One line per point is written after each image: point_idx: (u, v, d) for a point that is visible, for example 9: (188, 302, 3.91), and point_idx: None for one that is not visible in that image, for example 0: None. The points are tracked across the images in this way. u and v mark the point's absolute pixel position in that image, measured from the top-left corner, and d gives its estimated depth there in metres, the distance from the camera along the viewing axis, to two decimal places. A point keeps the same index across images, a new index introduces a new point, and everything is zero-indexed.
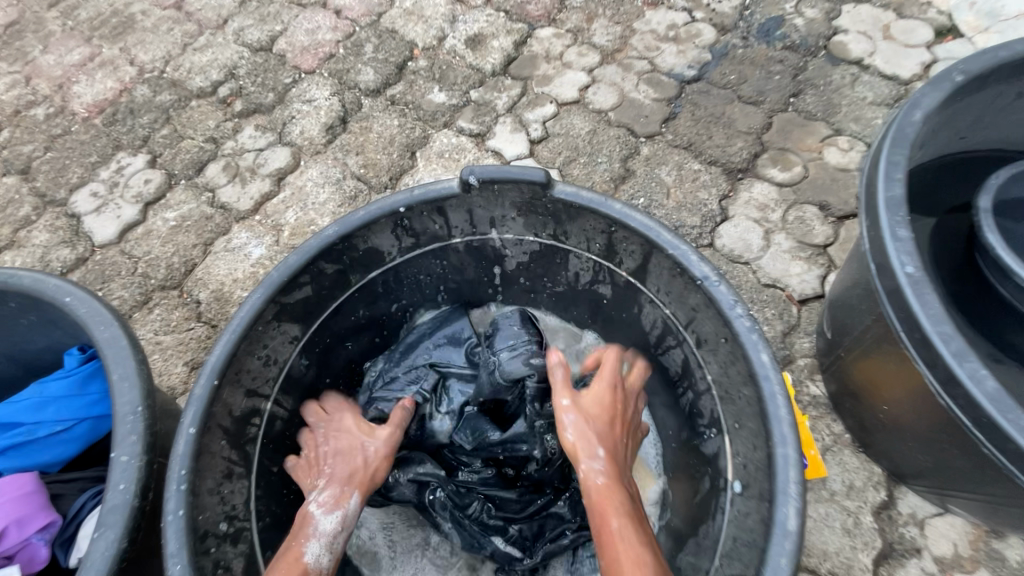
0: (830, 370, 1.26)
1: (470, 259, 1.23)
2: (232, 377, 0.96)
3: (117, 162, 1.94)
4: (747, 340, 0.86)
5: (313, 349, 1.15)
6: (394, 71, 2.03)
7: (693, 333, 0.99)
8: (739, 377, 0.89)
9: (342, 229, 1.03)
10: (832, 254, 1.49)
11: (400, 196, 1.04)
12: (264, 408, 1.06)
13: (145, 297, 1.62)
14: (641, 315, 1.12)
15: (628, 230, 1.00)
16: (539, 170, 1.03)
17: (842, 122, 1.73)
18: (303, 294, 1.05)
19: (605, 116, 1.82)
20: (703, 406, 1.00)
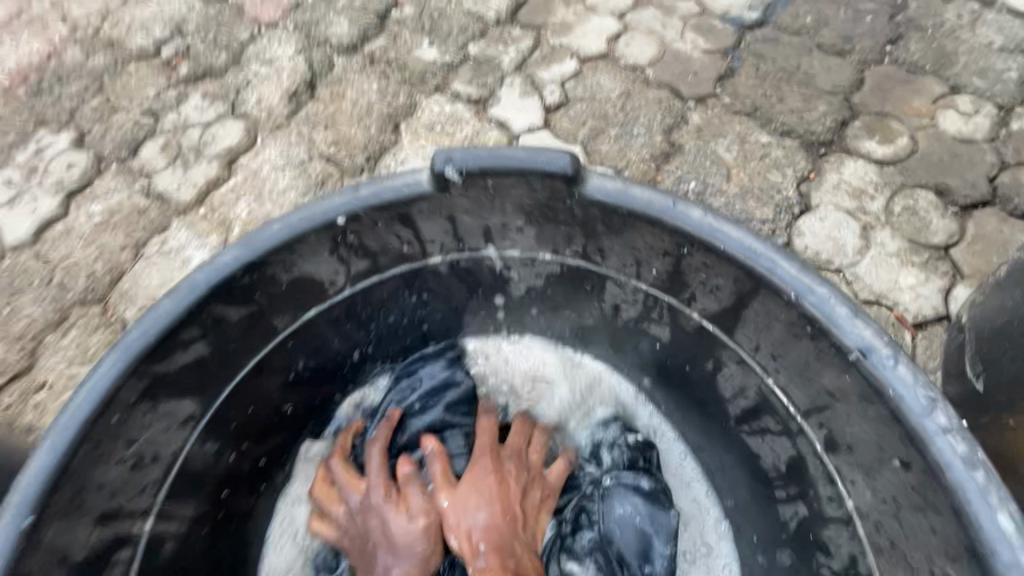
0: (969, 430, 0.92)
1: (455, 283, 1.00)
2: (69, 500, 0.71)
3: (38, 141, 1.59)
4: (942, 448, 0.63)
5: (224, 429, 0.90)
6: (374, 20, 1.62)
7: (821, 424, 0.79)
8: (913, 501, 0.68)
9: (248, 256, 0.79)
10: (956, 258, 1.10)
11: (339, 201, 0.80)
12: (138, 528, 0.81)
13: (60, 315, 1.29)
14: (719, 378, 0.92)
15: (710, 254, 0.77)
16: (564, 157, 0.79)
17: (961, 76, 1.30)
18: (191, 354, 0.81)
19: (641, 74, 1.41)
20: (832, 519, 0.81)
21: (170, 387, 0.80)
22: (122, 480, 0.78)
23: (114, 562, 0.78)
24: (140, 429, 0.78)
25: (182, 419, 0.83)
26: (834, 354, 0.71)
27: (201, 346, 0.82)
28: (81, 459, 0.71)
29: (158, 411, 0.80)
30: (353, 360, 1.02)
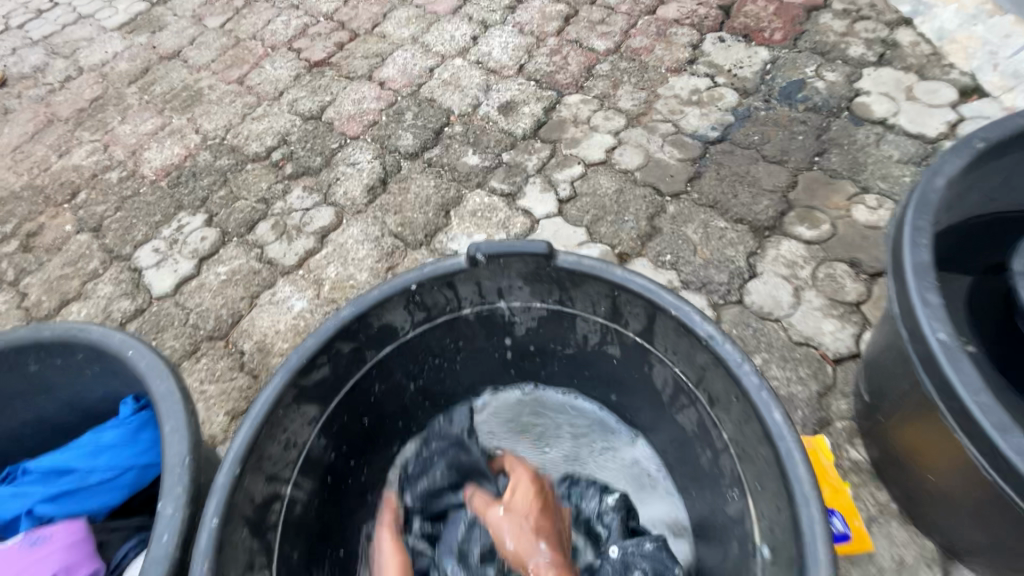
0: (872, 435, 1.22)
1: (481, 329, 1.19)
2: (254, 464, 0.93)
3: (178, 221, 2.12)
4: (757, 398, 0.80)
5: (331, 430, 1.11)
6: (431, 135, 2.18)
7: (705, 391, 0.94)
8: (755, 436, 0.83)
9: (357, 309, 1.03)
10: (865, 312, 1.48)
11: (410, 274, 1.05)
12: (286, 492, 1.01)
13: (194, 347, 1.72)
14: (652, 374, 1.08)
15: (630, 294, 0.98)
16: (541, 242, 1.03)
17: (869, 180, 1.74)
18: (320, 373, 1.04)
19: (631, 176, 1.89)
20: (724, 465, 0.93)
21: (308, 395, 1.03)
22: (280, 455, 0.99)
23: (271, 513, 0.97)
24: (290, 422, 1.00)
25: (310, 418, 1.04)
26: (694, 339, 0.90)
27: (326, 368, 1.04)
28: (263, 435, 0.95)
29: (298, 411, 1.02)
30: (415, 387, 1.23)
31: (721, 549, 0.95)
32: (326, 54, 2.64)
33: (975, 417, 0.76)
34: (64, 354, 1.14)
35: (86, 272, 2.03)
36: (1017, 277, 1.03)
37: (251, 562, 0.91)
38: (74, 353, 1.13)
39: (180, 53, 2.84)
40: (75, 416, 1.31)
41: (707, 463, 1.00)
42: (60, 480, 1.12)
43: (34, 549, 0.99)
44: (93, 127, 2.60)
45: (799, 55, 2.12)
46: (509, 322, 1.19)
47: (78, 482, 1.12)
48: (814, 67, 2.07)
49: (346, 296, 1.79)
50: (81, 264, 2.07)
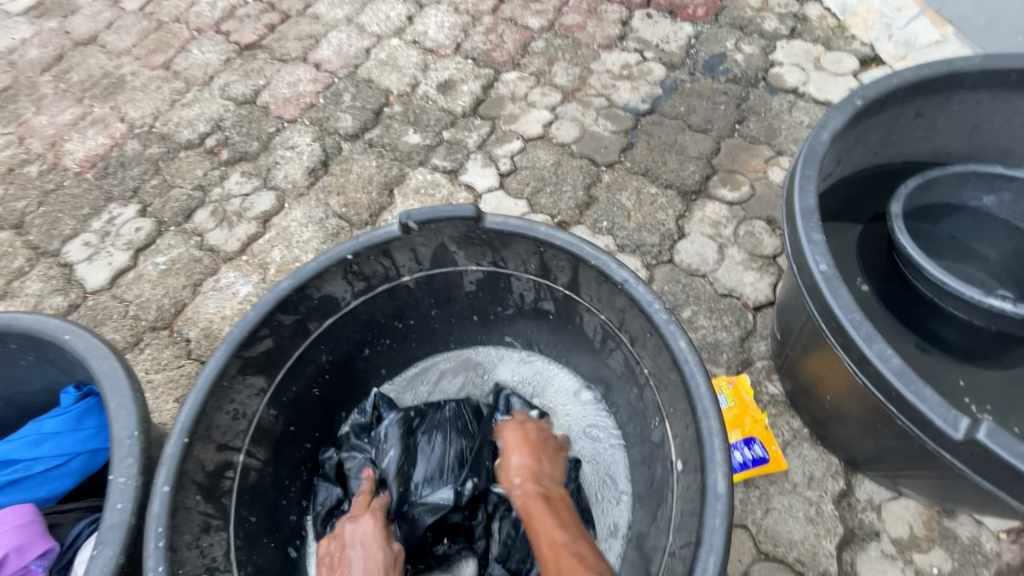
0: (784, 369, 1.37)
1: (424, 294, 1.25)
2: (203, 433, 0.95)
3: (109, 213, 2.04)
4: (666, 332, 0.90)
5: (281, 400, 1.13)
6: (371, 116, 2.18)
7: (627, 333, 1.03)
8: (667, 364, 0.92)
9: (297, 280, 1.06)
10: (780, 263, 1.62)
11: (348, 244, 1.08)
12: (237, 460, 1.03)
13: (137, 338, 1.69)
14: (583, 324, 1.16)
15: (555, 249, 1.05)
16: (470, 206, 1.08)
17: (783, 144, 1.89)
18: (265, 346, 1.06)
19: (568, 149, 1.97)
20: (648, 398, 1.03)
21: (254, 366, 1.05)
22: (229, 425, 1.02)
23: (225, 478, 1.00)
24: (237, 392, 1.03)
25: (258, 389, 1.07)
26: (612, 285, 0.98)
27: (270, 340, 1.07)
28: (210, 406, 0.97)
29: (245, 382, 1.04)
30: (365, 353, 1.27)
31: (649, 473, 1.06)
32: (256, 36, 2.56)
33: (848, 331, 0.88)
34: None
35: (10, 270, 1.94)
36: (894, 220, 1.17)
37: (206, 525, 0.94)
38: (6, 344, 1.13)
39: (96, 38, 2.69)
40: (11, 412, 1.28)
41: (636, 398, 1.10)
42: (4, 471, 1.13)
43: None
44: (5, 119, 2.44)
45: (720, 29, 2.25)
46: (454, 284, 1.24)
47: (23, 471, 1.13)
48: (733, 41, 2.20)
49: None
50: (3, 262, 1.96)
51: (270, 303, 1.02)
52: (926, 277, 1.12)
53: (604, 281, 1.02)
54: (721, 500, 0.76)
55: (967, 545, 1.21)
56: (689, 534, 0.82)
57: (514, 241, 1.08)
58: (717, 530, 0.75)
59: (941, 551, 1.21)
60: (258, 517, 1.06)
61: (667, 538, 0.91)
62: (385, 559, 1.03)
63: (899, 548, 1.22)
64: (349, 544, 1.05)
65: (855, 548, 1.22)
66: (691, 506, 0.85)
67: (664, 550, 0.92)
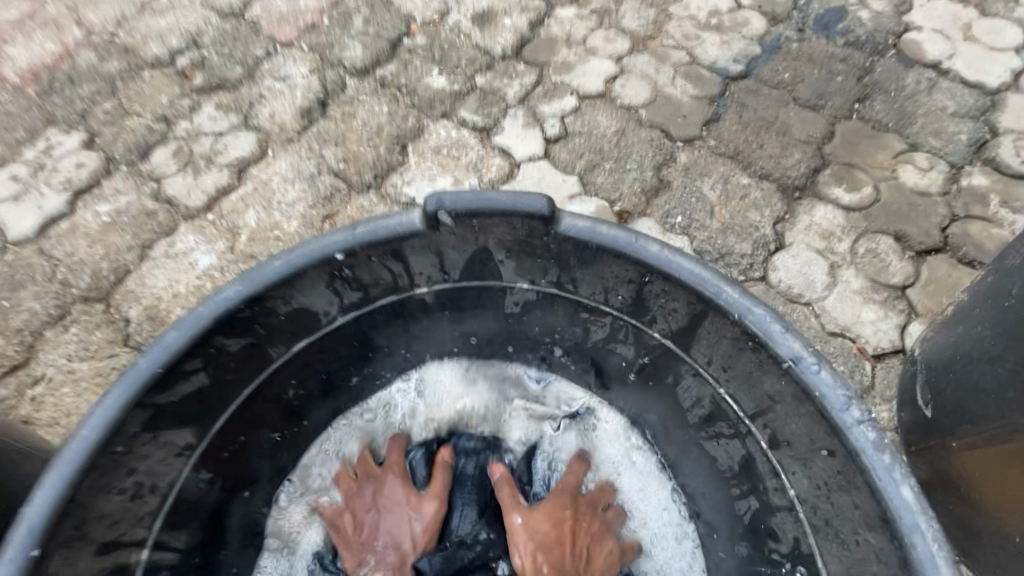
0: (926, 455, 1.00)
1: (445, 309, 0.89)
2: (75, 529, 0.62)
3: (47, 140, 1.62)
4: (874, 463, 0.63)
5: (220, 457, 0.79)
6: (386, 47, 1.71)
7: (767, 428, 0.76)
8: (859, 514, 0.67)
9: (249, 290, 0.69)
10: (912, 298, 1.22)
11: (329, 242, 0.70)
12: (138, 559, 0.72)
13: (62, 311, 1.31)
14: (678, 389, 0.84)
15: (670, 283, 0.71)
16: (539, 198, 0.70)
17: (918, 135, 1.44)
18: (194, 385, 0.71)
19: (635, 114, 1.52)
20: (782, 528, 0.79)
21: (175, 417, 0.71)
22: (126, 507, 0.68)
23: None
24: (141, 459, 0.69)
25: (180, 449, 0.73)
26: (773, 363, 0.69)
27: (203, 376, 0.72)
28: (89, 486, 0.63)
29: (158, 441, 0.70)
30: (352, 383, 0.91)
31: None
32: None
33: None
34: None
35: None
36: None
37: None
38: None
39: None
40: None
41: (745, 509, 0.84)
42: None
43: None
44: None
45: None
46: (491, 302, 0.88)
47: None
48: None
49: (268, 250, 1.39)
50: None
51: (202, 324, 0.66)
52: None
53: (746, 348, 0.70)
54: None
55: None
56: None
57: (601, 261, 0.72)
58: None
59: None
60: None
61: None
62: (415, 524, 0.82)
63: None
64: (370, 507, 0.84)
65: None
66: None
67: None
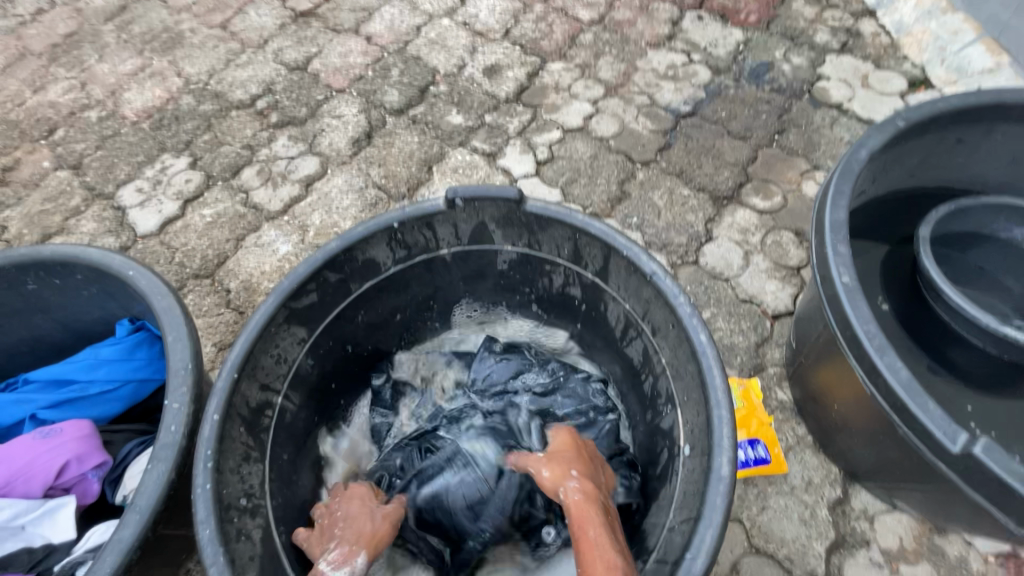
0: (795, 377, 1.41)
1: (458, 269, 1.33)
2: (250, 372, 1.04)
3: (161, 162, 2.14)
4: (688, 324, 0.96)
5: (318, 351, 1.22)
6: (417, 93, 2.23)
7: (649, 322, 1.09)
8: (685, 356, 0.99)
9: (345, 242, 1.13)
10: (804, 275, 1.65)
11: (395, 213, 1.15)
12: (276, 401, 1.11)
13: (181, 283, 1.79)
14: (606, 313, 1.23)
15: (589, 236, 1.12)
16: (512, 189, 1.15)
17: (820, 159, 1.90)
18: (310, 299, 1.14)
19: (606, 143, 2.00)
20: (661, 386, 1.10)
21: (299, 317, 1.13)
22: (272, 368, 1.10)
23: (264, 416, 1.08)
24: (281, 339, 1.11)
25: (300, 338, 1.15)
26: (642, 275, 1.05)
27: (314, 295, 1.15)
28: (257, 348, 1.05)
29: (289, 331, 1.12)
30: (395, 318, 1.36)
31: (654, 459, 1.12)
32: (312, 4, 2.63)
33: (862, 342, 0.92)
34: (62, 275, 1.24)
35: (68, 208, 2.05)
36: (921, 243, 1.19)
37: (246, 454, 1.02)
38: (73, 275, 1.23)
39: None
40: (70, 336, 1.39)
41: (649, 388, 1.16)
42: (62, 389, 1.23)
43: (46, 440, 1.08)
44: (69, 64, 2.56)
45: (770, 38, 2.25)
46: (487, 263, 1.31)
47: (78, 391, 1.23)
48: (782, 51, 2.20)
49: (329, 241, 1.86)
50: (62, 200, 2.08)
51: (317, 259, 1.10)
52: (944, 301, 1.15)
53: (632, 271, 1.09)
54: (723, 482, 0.83)
55: (955, 563, 1.25)
56: (690, 510, 0.89)
57: (550, 226, 1.15)
58: (717, 509, 0.82)
59: (928, 565, 1.25)
60: (291, 455, 1.15)
61: (667, 514, 0.97)
62: (377, 509, 1.02)
63: (887, 558, 1.26)
64: (337, 509, 1.03)
65: (844, 553, 1.27)
66: (695, 488, 0.91)
67: (663, 526, 0.98)
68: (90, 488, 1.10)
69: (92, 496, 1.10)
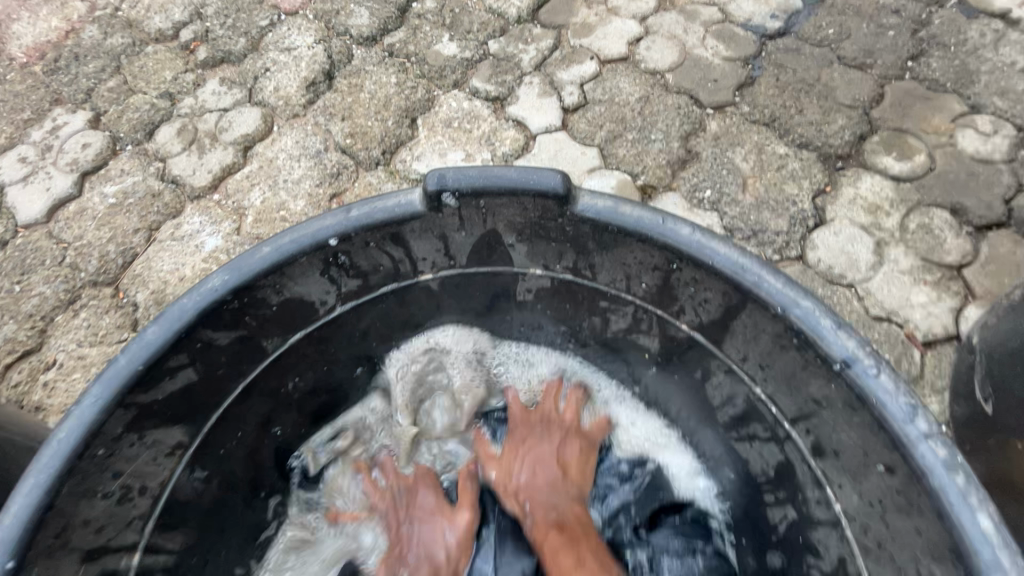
0: (980, 454, 0.90)
1: (453, 297, 0.89)
2: (50, 544, 0.57)
3: (54, 120, 1.58)
4: (940, 484, 0.56)
5: (216, 454, 0.76)
6: (394, 14, 1.61)
7: (810, 437, 0.72)
8: (915, 534, 0.60)
9: (237, 280, 0.66)
10: (969, 279, 1.10)
11: (332, 222, 0.69)
12: (128, 564, 0.67)
13: (72, 295, 1.29)
14: (708, 388, 0.84)
15: (698, 270, 0.70)
16: (555, 174, 0.70)
17: (982, 95, 1.29)
18: (181, 381, 0.68)
19: (661, 79, 1.40)
20: (824, 542, 0.73)
21: (164, 415, 0.68)
22: (112, 513, 0.64)
23: None
24: (127, 460, 0.65)
25: (170, 449, 0.70)
26: (821, 365, 0.65)
27: (191, 372, 0.68)
28: (67, 494, 0.58)
29: (145, 440, 0.67)
30: (357, 373, 0.90)
31: None
32: None
33: None
34: None
35: None
36: None
37: None
38: None
39: None
40: None
41: (781, 522, 0.79)
42: None
43: None
44: None
45: None
46: (501, 291, 0.88)
47: None
48: None
49: (274, 231, 1.33)
50: None
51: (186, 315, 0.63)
52: None
53: (786, 347, 0.68)
54: None
55: None
56: None
57: (620, 244, 0.72)
58: None
59: None
60: None
61: None
62: (448, 535, 0.77)
63: None
64: (404, 518, 0.80)
65: None
66: None
67: None
68: None
69: None
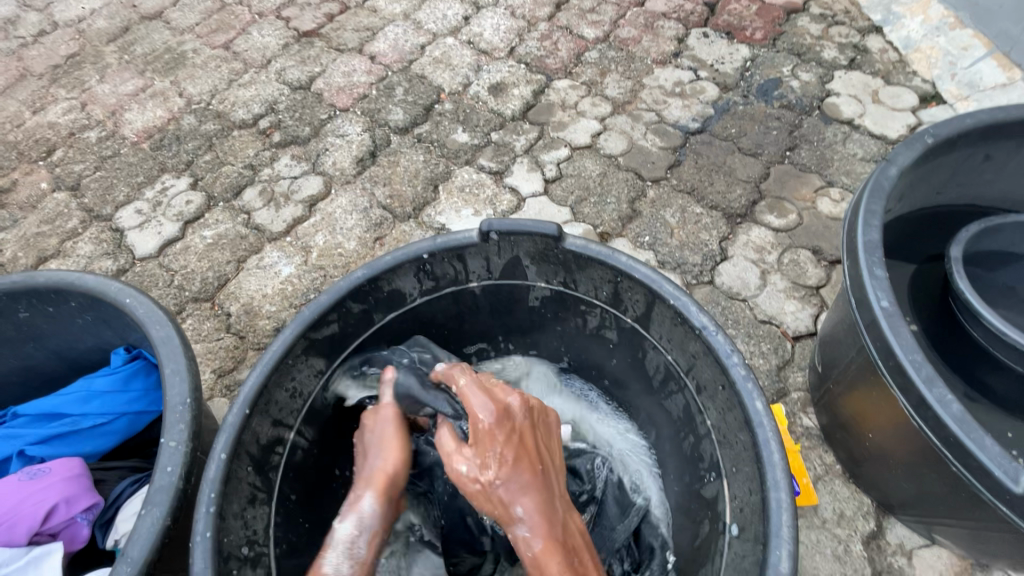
0: (821, 403, 1.34)
1: (487, 302, 1.27)
2: (262, 407, 0.97)
3: (162, 183, 2.10)
4: (743, 389, 0.92)
5: (335, 384, 1.16)
6: (422, 112, 2.21)
7: (694, 380, 1.06)
8: (736, 423, 0.95)
9: (371, 272, 1.08)
10: (824, 295, 1.60)
11: (424, 244, 1.10)
12: (288, 437, 1.05)
13: (180, 307, 1.74)
14: (645, 361, 1.19)
15: (632, 281, 1.07)
16: (552, 224, 1.10)
17: (834, 175, 1.87)
18: (330, 330, 1.09)
19: (615, 161, 1.97)
20: (705, 449, 1.06)
21: (317, 348, 1.08)
22: (286, 402, 1.04)
23: (275, 454, 1.02)
24: (297, 372, 1.05)
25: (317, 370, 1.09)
26: (685, 327, 1.02)
27: (335, 325, 1.09)
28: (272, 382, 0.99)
29: (306, 363, 1.06)
30: None
31: (691, 526, 1.08)
32: (315, 25, 2.62)
33: (908, 371, 0.91)
34: (56, 302, 1.18)
35: (64, 230, 2.01)
36: (953, 263, 1.15)
37: (253, 497, 0.95)
38: (67, 301, 1.17)
39: (161, 14, 2.78)
40: (62, 366, 1.32)
41: (689, 447, 1.11)
42: (52, 424, 1.16)
43: (34, 481, 1.04)
44: (69, 85, 2.53)
45: (777, 54, 2.23)
46: (519, 297, 1.26)
47: (70, 426, 1.16)
48: (790, 67, 2.18)
49: (333, 262, 1.81)
50: (59, 222, 2.03)
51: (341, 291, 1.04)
52: (982, 324, 1.10)
53: (677, 322, 1.05)
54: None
55: None
56: None
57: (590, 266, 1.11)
58: None
59: None
60: (300, 495, 1.08)
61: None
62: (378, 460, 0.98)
63: None
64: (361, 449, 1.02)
65: None
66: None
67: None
68: (78, 533, 1.05)
69: (80, 541, 1.05)
